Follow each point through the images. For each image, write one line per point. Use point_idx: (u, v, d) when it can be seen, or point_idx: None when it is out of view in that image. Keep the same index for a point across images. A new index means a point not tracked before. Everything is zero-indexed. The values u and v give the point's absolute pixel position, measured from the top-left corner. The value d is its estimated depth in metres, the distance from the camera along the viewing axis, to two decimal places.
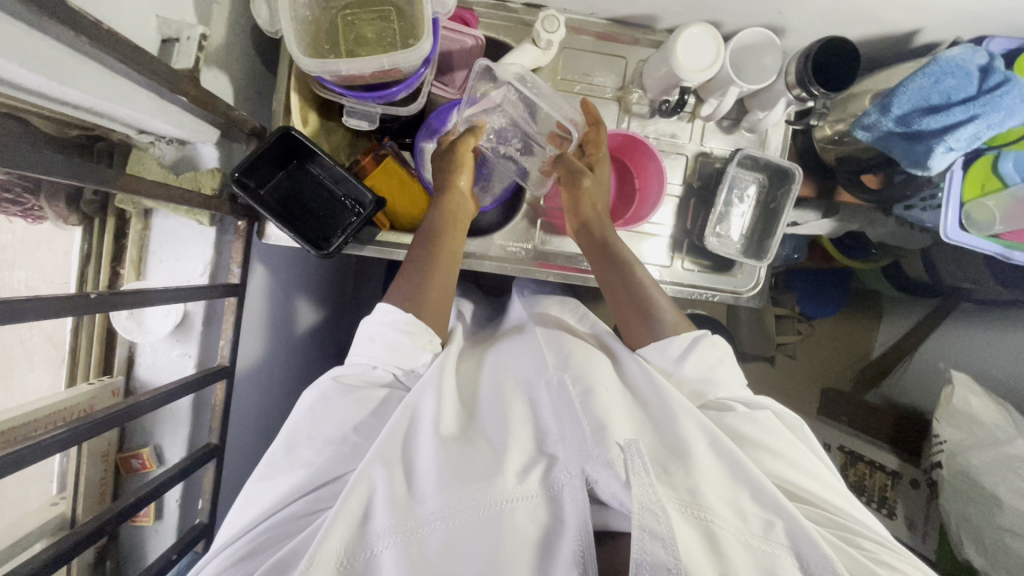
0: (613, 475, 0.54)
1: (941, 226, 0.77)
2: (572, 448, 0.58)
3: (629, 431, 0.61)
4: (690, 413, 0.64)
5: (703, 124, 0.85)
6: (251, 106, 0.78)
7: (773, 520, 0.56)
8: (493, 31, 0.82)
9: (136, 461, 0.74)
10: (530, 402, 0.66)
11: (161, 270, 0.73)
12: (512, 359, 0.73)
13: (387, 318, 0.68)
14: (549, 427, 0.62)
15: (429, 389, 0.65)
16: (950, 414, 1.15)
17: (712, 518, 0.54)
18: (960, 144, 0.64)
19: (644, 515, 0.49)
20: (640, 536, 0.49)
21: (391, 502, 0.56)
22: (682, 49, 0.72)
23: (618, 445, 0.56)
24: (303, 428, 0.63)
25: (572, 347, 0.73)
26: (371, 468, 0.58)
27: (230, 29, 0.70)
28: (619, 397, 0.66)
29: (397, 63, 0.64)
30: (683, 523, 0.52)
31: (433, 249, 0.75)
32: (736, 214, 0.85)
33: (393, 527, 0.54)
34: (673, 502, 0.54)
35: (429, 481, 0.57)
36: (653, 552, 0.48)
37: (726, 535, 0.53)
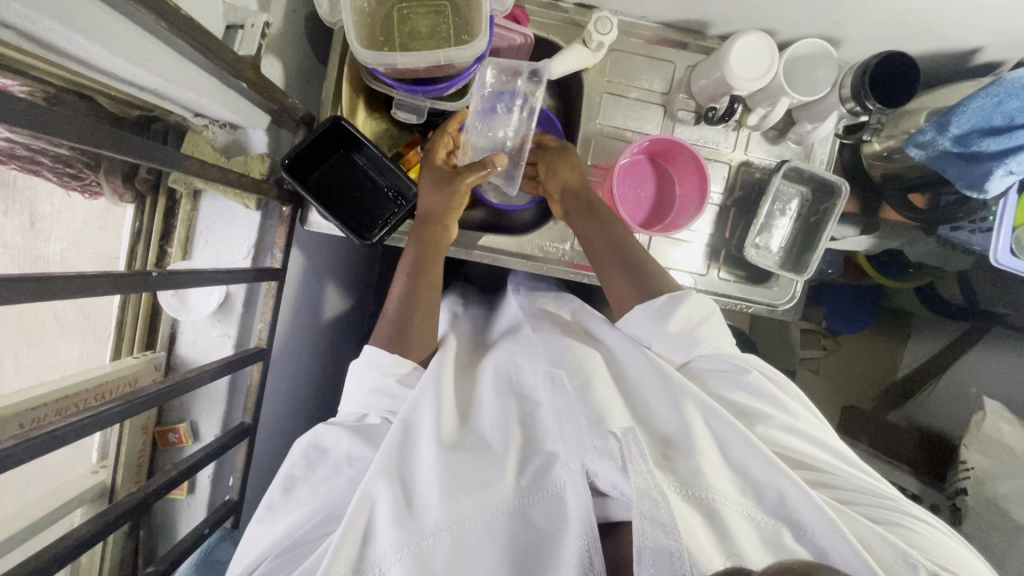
0: (610, 464, 0.56)
1: (991, 250, 0.74)
2: (572, 443, 0.60)
3: (626, 420, 0.62)
4: (685, 394, 0.64)
5: (749, 133, 0.85)
6: (301, 93, 0.79)
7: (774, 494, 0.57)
8: (542, 30, 0.82)
9: (173, 435, 0.76)
10: (525, 399, 0.68)
11: (206, 250, 0.75)
12: (507, 360, 0.73)
13: (374, 359, 0.69)
14: (548, 426, 0.64)
15: (426, 397, 0.64)
16: (980, 440, 1.13)
17: (715, 498, 0.55)
18: (1020, 168, 0.64)
19: (643, 503, 0.51)
20: (641, 524, 0.50)
21: (395, 516, 0.56)
22: (737, 57, 0.72)
23: (615, 433, 0.58)
24: (302, 470, 0.65)
25: (567, 342, 0.73)
26: (372, 482, 0.58)
27: (287, 17, 0.71)
28: (611, 385, 0.67)
29: (452, 58, 0.65)
30: (686, 511, 0.53)
31: (415, 273, 0.74)
32: (777, 227, 0.85)
33: (400, 542, 0.55)
34: (673, 487, 0.55)
35: (431, 490, 0.58)
36: (654, 538, 0.50)
37: (729, 511, 0.55)
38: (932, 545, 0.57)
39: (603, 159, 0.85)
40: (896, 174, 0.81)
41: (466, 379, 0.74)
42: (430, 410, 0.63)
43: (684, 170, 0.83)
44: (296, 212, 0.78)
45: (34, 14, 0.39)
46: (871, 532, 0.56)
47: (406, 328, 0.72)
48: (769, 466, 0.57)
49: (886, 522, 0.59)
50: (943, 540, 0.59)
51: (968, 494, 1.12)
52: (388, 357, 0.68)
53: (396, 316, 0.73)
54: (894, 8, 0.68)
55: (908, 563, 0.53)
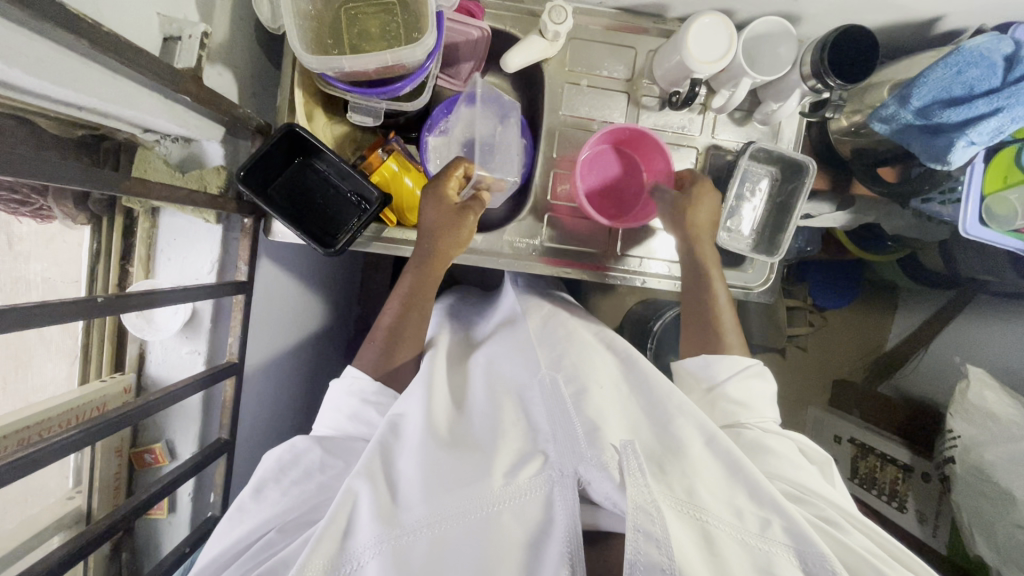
0: (607, 478, 0.54)
1: (960, 221, 0.75)
2: (564, 446, 0.59)
3: (622, 431, 0.61)
4: (688, 413, 0.65)
5: (715, 116, 0.83)
6: (255, 102, 0.77)
7: (770, 517, 0.55)
8: (500, 22, 0.80)
9: (149, 456, 0.75)
10: (521, 402, 0.68)
11: (170, 268, 0.74)
12: (501, 357, 0.76)
13: (354, 385, 0.70)
14: (540, 426, 0.63)
15: (420, 395, 0.67)
16: (965, 408, 1.13)
17: (709, 518, 0.54)
18: (982, 138, 0.63)
19: (638, 516, 0.51)
20: (635, 536, 0.50)
21: (375, 512, 0.56)
22: (694, 40, 0.70)
23: (613, 446, 0.56)
24: (274, 472, 0.64)
25: (564, 346, 0.74)
26: (358, 480, 0.59)
27: (232, 25, 0.69)
28: (611, 392, 0.68)
29: (400, 58, 0.63)
30: (679, 524, 0.52)
31: (405, 304, 0.76)
32: (747, 207, 0.84)
33: (378, 537, 0.54)
34: (668, 501, 0.54)
35: (415, 487, 0.58)
36: (646, 552, 0.49)
37: (722, 534, 0.53)
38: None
39: (568, 150, 0.84)
40: (865, 149, 0.81)
41: (460, 382, 0.75)
42: (421, 415, 0.64)
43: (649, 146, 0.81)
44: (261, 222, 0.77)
45: None
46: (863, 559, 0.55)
47: (396, 345, 0.75)
48: (764, 490, 0.57)
49: (882, 555, 0.57)
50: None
51: (955, 463, 1.13)
52: (371, 383, 0.70)
53: (387, 337, 0.75)
54: None
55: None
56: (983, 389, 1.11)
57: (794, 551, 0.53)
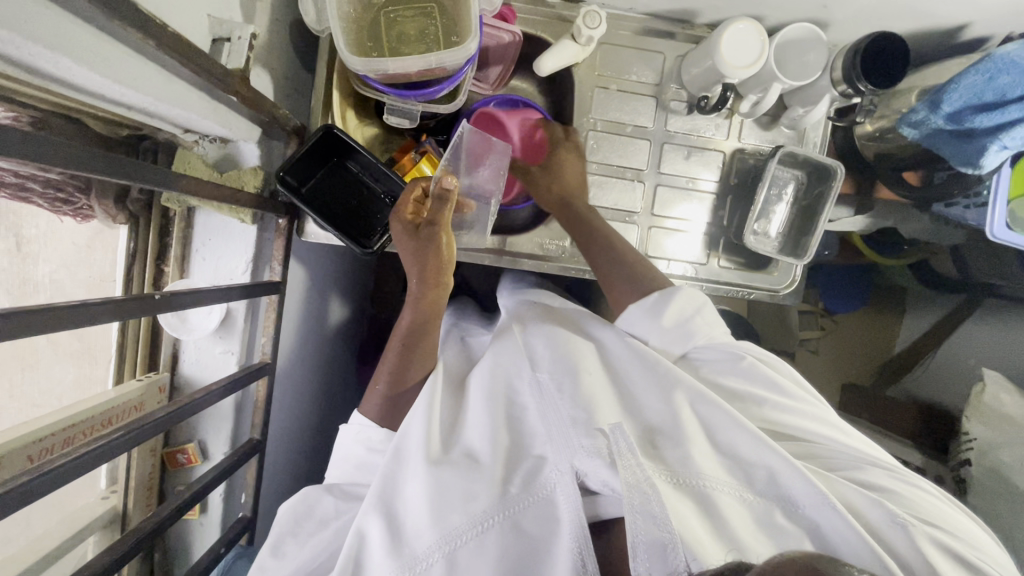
0: (599, 461, 0.57)
1: (986, 223, 0.75)
2: (559, 444, 0.60)
3: (614, 414, 0.62)
4: (675, 382, 0.65)
5: (741, 120, 0.85)
6: (289, 103, 0.78)
7: (765, 472, 0.58)
8: (529, 27, 0.82)
9: (182, 456, 0.75)
10: (510, 394, 0.67)
11: (204, 268, 0.74)
12: (493, 372, 0.70)
13: (361, 434, 0.69)
14: (535, 428, 0.64)
15: (414, 408, 0.66)
16: (981, 411, 1.15)
17: (706, 485, 0.56)
18: (1014, 143, 0.64)
19: (634, 497, 0.52)
20: (635, 519, 0.51)
21: (389, 549, 0.57)
22: (728, 45, 0.71)
23: (603, 430, 0.58)
24: (288, 527, 0.65)
25: (547, 330, 0.73)
26: (366, 518, 0.60)
27: (271, 27, 0.70)
28: (602, 377, 0.67)
29: (443, 61, 0.64)
30: (679, 500, 0.54)
31: (419, 337, 0.72)
32: (774, 212, 0.84)
33: (395, 570, 0.56)
34: (663, 477, 0.56)
35: (421, 514, 0.58)
36: (648, 530, 0.51)
37: (723, 500, 0.56)
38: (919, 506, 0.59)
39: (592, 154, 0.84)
40: (888, 153, 0.82)
41: (451, 381, 0.74)
42: (419, 429, 0.63)
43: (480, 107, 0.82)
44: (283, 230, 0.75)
45: (22, 41, 0.38)
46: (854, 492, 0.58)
47: (407, 367, 0.71)
48: (758, 448, 0.58)
49: (870, 482, 0.60)
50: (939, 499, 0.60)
51: (972, 465, 1.14)
52: (376, 434, 0.68)
53: (392, 374, 0.70)
54: None
55: (897, 524, 0.56)
56: (1000, 391, 1.12)
57: (787, 506, 0.56)
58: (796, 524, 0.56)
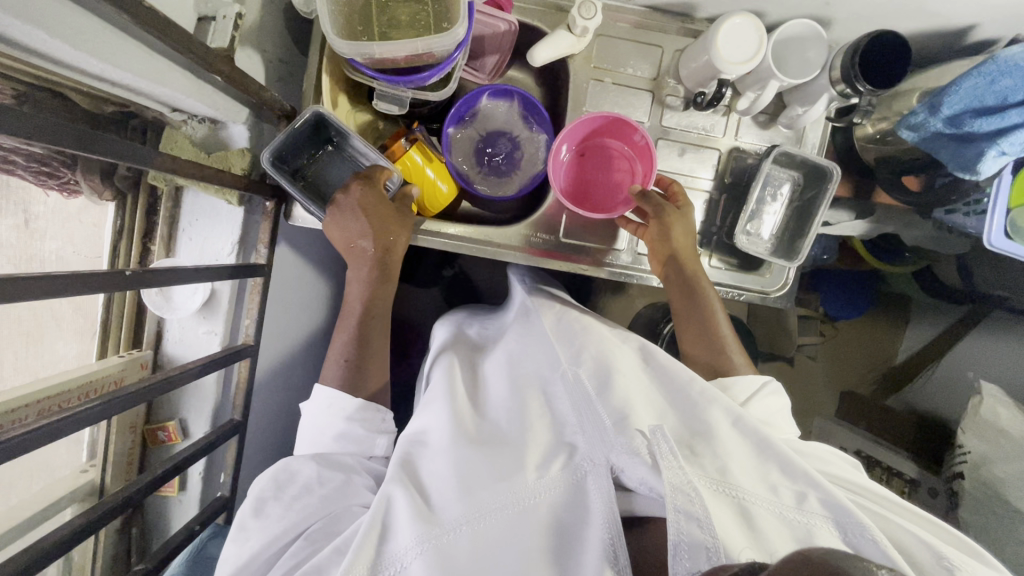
0: (639, 462, 0.55)
1: (985, 231, 0.73)
2: (592, 437, 0.61)
3: (650, 417, 0.61)
4: (712, 399, 0.63)
5: (739, 118, 0.83)
6: (280, 86, 0.77)
7: (806, 491, 0.54)
8: (528, 16, 0.80)
9: (162, 433, 0.76)
10: (544, 394, 0.69)
11: (191, 247, 0.75)
12: (520, 356, 0.76)
13: (335, 404, 0.70)
14: (566, 418, 0.65)
15: (439, 403, 0.70)
16: (977, 424, 1.13)
17: (744, 495, 0.53)
18: (1013, 149, 0.61)
19: (677, 498, 0.51)
20: (676, 518, 0.50)
21: (413, 512, 0.58)
22: (724, 38, 0.70)
23: (641, 432, 0.57)
24: (270, 493, 0.64)
25: (582, 337, 0.73)
26: (391, 487, 0.61)
27: (262, 8, 0.70)
28: (634, 379, 0.66)
29: (430, 47, 0.63)
30: (718, 504, 0.51)
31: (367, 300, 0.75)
32: (768, 212, 0.83)
33: (419, 536, 0.56)
34: (703, 480, 0.54)
35: (449, 488, 0.60)
36: (689, 533, 0.49)
37: (761, 512, 0.52)
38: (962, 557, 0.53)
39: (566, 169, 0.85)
40: (889, 157, 0.81)
41: (475, 386, 0.77)
42: (447, 417, 0.68)
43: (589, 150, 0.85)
44: (308, 154, 0.75)
45: None
46: (911, 537, 0.54)
47: (364, 366, 0.73)
48: (797, 466, 0.56)
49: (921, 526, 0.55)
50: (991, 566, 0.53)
51: (965, 479, 1.13)
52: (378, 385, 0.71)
53: (354, 356, 0.73)
54: None
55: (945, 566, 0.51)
56: (996, 405, 1.10)
57: (832, 522, 0.52)
58: (847, 547, 0.50)
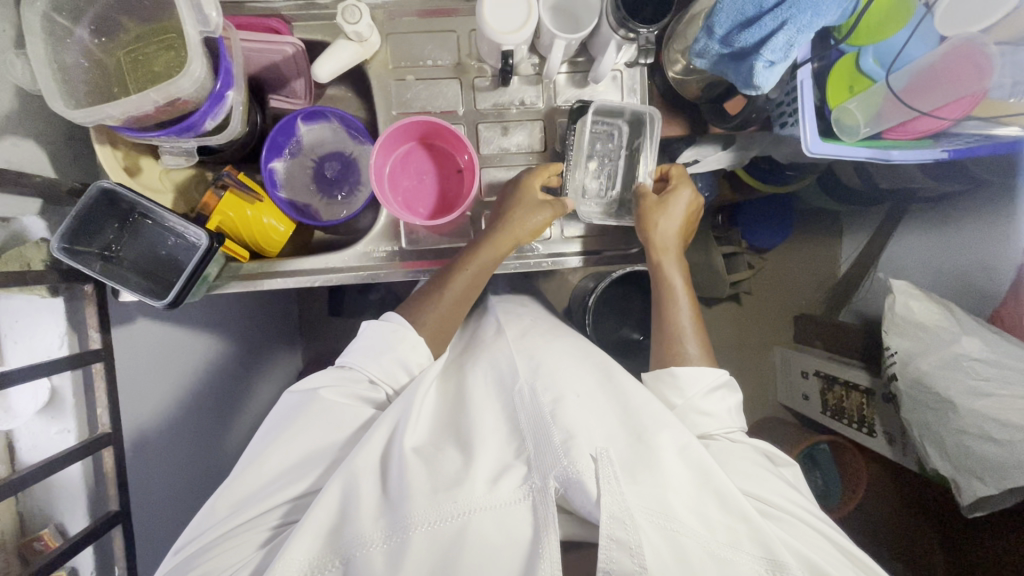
0: (585, 491, 0.55)
1: (803, 140, 0.70)
2: (544, 456, 0.59)
3: (599, 440, 0.61)
4: (662, 425, 0.64)
5: (552, 83, 0.81)
6: (71, 164, 0.75)
7: (737, 526, 0.58)
8: (311, 33, 0.78)
9: (38, 544, 0.72)
10: (506, 410, 0.69)
11: (16, 349, 0.69)
12: (492, 380, 0.74)
13: (398, 332, 0.73)
14: (526, 434, 0.64)
15: (408, 404, 0.67)
16: (896, 323, 1.09)
17: (678, 528, 0.55)
18: (777, 56, 0.58)
19: (614, 527, 0.52)
20: (608, 545, 0.51)
21: (359, 515, 0.57)
22: (491, 11, 0.68)
23: (589, 455, 0.57)
24: (280, 434, 0.65)
25: (546, 362, 0.74)
26: (345, 481, 0.59)
27: (15, 93, 0.67)
28: (588, 400, 0.68)
29: (171, 93, 0.60)
30: (655, 537, 0.54)
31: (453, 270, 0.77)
32: (597, 164, 0.84)
33: (359, 538, 0.55)
34: (642, 509, 0.55)
35: (401, 486, 0.58)
36: (617, 561, 0.51)
37: (692, 546, 0.55)
38: None
39: (401, 177, 0.82)
40: (710, 83, 0.77)
41: (449, 396, 0.74)
42: (410, 419, 0.66)
43: (409, 159, 0.83)
44: (116, 227, 0.72)
45: None
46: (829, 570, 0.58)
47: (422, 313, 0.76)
48: (735, 502, 0.59)
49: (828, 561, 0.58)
50: None
51: (899, 380, 1.09)
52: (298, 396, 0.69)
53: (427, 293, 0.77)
54: None
55: None
56: (909, 299, 1.07)
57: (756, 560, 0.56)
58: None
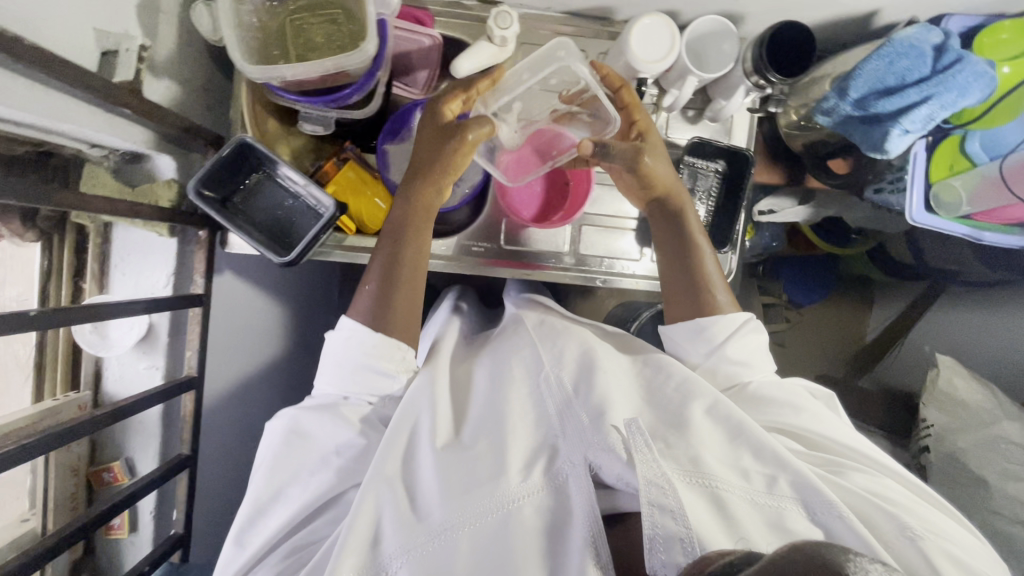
0: (615, 457, 0.56)
1: (907, 208, 0.76)
2: (572, 438, 0.60)
3: (629, 411, 0.62)
4: (690, 394, 0.64)
5: (667, 115, 0.84)
6: (205, 112, 0.77)
7: (776, 475, 0.57)
8: (450, 30, 0.82)
9: (108, 474, 0.74)
10: (526, 382, 0.67)
11: (125, 283, 0.74)
12: (504, 350, 0.74)
13: (353, 338, 0.68)
14: (547, 417, 0.64)
15: (424, 400, 0.67)
16: (937, 397, 1.13)
17: (716, 483, 0.55)
18: (915, 126, 0.63)
19: (650, 491, 0.53)
20: (651, 512, 0.51)
21: (398, 520, 0.58)
22: (637, 40, 0.72)
23: (617, 427, 0.58)
24: (280, 464, 0.65)
25: (565, 335, 0.73)
26: (375, 489, 0.60)
27: (177, 37, 0.70)
28: (622, 377, 0.67)
29: (340, 66, 0.63)
30: (691, 496, 0.53)
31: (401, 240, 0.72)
32: (700, 201, 0.84)
33: (405, 544, 0.57)
34: (677, 474, 0.55)
35: (434, 491, 0.60)
36: (663, 525, 0.50)
37: (731, 497, 0.54)
38: (921, 512, 0.57)
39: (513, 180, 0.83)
40: (814, 143, 0.81)
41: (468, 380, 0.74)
42: (427, 412, 0.66)
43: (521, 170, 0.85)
44: (240, 180, 0.75)
45: None
46: (868, 505, 0.57)
47: (389, 305, 0.70)
48: (770, 452, 0.58)
49: (883, 493, 0.59)
50: (945, 520, 0.59)
51: (930, 451, 1.12)
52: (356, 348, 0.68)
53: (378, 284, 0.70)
54: None
55: (906, 534, 0.55)
56: (954, 377, 1.11)
57: (800, 505, 0.55)
58: (811, 529, 0.54)
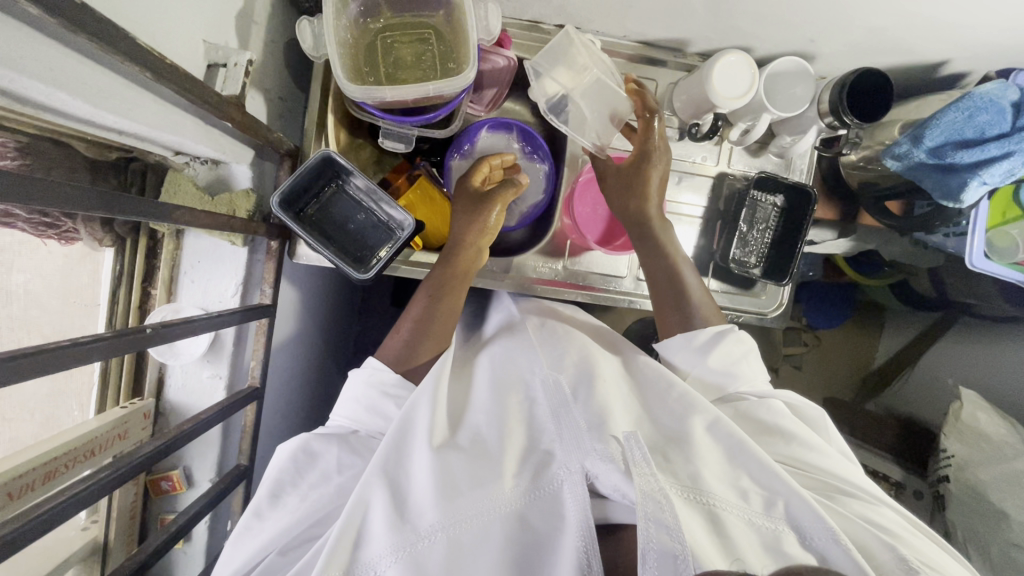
0: (613, 467, 0.56)
1: (967, 253, 0.80)
2: (569, 445, 0.61)
3: (627, 424, 0.62)
4: (691, 408, 0.64)
5: (731, 147, 0.86)
6: (283, 123, 0.78)
7: (773, 497, 0.56)
8: (526, 52, 0.83)
9: (166, 483, 0.73)
10: (524, 395, 0.68)
11: (192, 291, 0.72)
12: (504, 357, 0.74)
13: (374, 377, 0.69)
14: (544, 425, 0.64)
15: (424, 398, 0.65)
16: (959, 429, 1.15)
17: (714, 502, 0.53)
18: (994, 179, 0.66)
19: (647, 506, 0.51)
20: (646, 526, 0.49)
21: (389, 519, 0.56)
22: (719, 76, 0.73)
23: (616, 438, 0.58)
24: (286, 475, 0.63)
25: (566, 347, 0.74)
26: (369, 489, 0.58)
27: (266, 48, 0.70)
28: (614, 386, 0.69)
29: (441, 91, 0.64)
30: (688, 512, 0.51)
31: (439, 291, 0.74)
32: (758, 235, 0.85)
33: (394, 544, 0.55)
34: (675, 490, 0.54)
35: (426, 491, 0.58)
36: (659, 540, 0.48)
37: (729, 517, 0.53)
38: (912, 543, 0.56)
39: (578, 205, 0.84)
40: (871, 181, 0.84)
41: (465, 387, 0.73)
42: (426, 411, 0.64)
43: (584, 195, 0.85)
44: (315, 193, 0.74)
45: (12, 75, 0.37)
46: (869, 536, 0.55)
47: (416, 349, 0.73)
48: (768, 471, 0.57)
49: (880, 520, 0.58)
50: (938, 555, 0.57)
51: (951, 481, 1.14)
52: (390, 375, 0.69)
53: (409, 335, 0.74)
54: (866, 26, 0.72)
55: (906, 566, 0.52)
56: (977, 411, 1.13)
57: (796, 530, 0.53)
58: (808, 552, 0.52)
